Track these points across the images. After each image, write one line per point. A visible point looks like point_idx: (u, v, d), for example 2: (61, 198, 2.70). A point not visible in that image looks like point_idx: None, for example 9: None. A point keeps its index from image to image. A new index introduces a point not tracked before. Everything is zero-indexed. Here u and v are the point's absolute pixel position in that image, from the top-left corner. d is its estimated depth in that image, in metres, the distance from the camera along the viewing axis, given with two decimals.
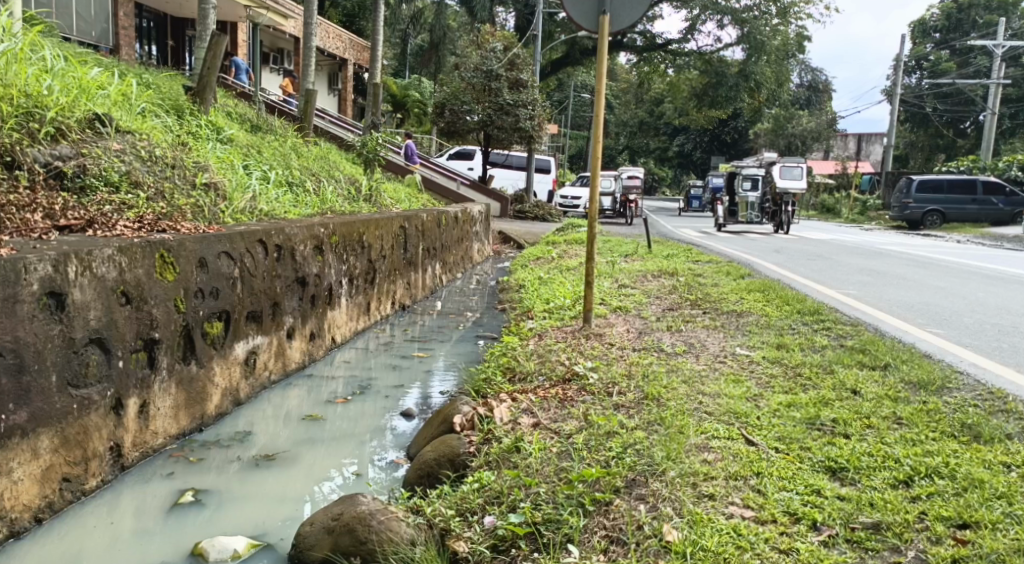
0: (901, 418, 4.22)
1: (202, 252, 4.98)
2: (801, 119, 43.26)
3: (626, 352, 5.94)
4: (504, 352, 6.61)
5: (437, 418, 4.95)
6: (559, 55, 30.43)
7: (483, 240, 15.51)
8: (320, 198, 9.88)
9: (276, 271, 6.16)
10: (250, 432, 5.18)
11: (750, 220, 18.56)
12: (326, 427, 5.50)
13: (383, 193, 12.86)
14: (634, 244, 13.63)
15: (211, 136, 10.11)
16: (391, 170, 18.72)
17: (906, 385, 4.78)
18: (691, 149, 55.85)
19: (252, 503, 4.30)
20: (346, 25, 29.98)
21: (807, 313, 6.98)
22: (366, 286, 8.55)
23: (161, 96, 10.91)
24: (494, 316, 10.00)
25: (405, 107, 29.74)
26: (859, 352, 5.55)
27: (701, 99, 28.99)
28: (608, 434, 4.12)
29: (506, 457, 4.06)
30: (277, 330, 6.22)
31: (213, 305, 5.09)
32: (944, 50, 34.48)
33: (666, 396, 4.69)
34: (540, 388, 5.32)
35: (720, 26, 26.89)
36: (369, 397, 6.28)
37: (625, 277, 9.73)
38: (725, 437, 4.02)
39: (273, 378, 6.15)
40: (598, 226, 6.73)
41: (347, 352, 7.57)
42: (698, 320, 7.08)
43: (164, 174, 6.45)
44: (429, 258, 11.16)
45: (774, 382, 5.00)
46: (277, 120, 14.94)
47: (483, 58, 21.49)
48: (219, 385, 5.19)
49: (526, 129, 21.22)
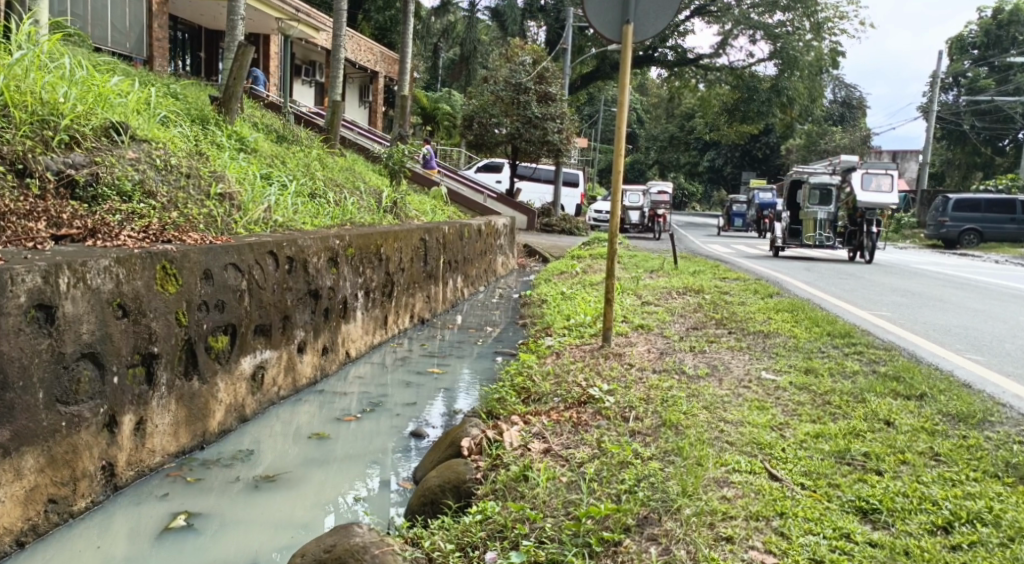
0: (937, 455, 3.96)
1: (207, 263, 4.83)
2: (835, 135, 42.69)
3: (646, 374, 5.70)
4: (520, 371, 6.40)
5: (445, 441, 4.75)
6: (590, 69, 30.26)
7: (508, 253, 15.36)
8: (341, 209, 9.75)
9: (286, 284, 6.01)
10: (252, 452, 5.00)
11: (819, 242, 15.93)
12: (333, 446, 5.31)
13: (408, 204, 12.72)
14: (661, 259, 13.39)
15: (235, 147, 10.02)
16: (417, 182, 18.63)
17: (943, 418, 4.51)
18: (722, 165, 55.36)
19: (249, 528, 4.12)
20: (378, 38, 30.05)
21: (837, 336, 6.71)
22: (383, 299, 8.38)
23: (187, 106, 10.86)
24: (516, 330, 9.79)
25: (435, 120, 29.72)
26: (892, 380, 5.27)
27: (732, 114, 28.66)
28: (622, 465, 3.89)
29: (513, 487, 3.87)
30: (287, 343, 6.06)
31: (218, 318, 4.93)
32: (982, 67, 33.84)
33: (686, 423, 4.45)
34: (555, 411, 5.11)
35: (753, 41, 26.59)
36: (380, 415, 6.09)
37: (649, 294, 9.50)
38: (748, 470, 3.77)
39: (282, 393, 5.98)
40: (620, 241, 6.48)
41: (362, 366, 7.39)
42: (722, 340, 6.82)
43: (179, 184, 6.30)
44: (450, 270, 11.00)
45: (802, 409, 4.75)
46: (305, 131, 14.89)
47: (512, 70, 21.35)
48: (222, 401, 5.03)
49: (554, 142, 21.10)
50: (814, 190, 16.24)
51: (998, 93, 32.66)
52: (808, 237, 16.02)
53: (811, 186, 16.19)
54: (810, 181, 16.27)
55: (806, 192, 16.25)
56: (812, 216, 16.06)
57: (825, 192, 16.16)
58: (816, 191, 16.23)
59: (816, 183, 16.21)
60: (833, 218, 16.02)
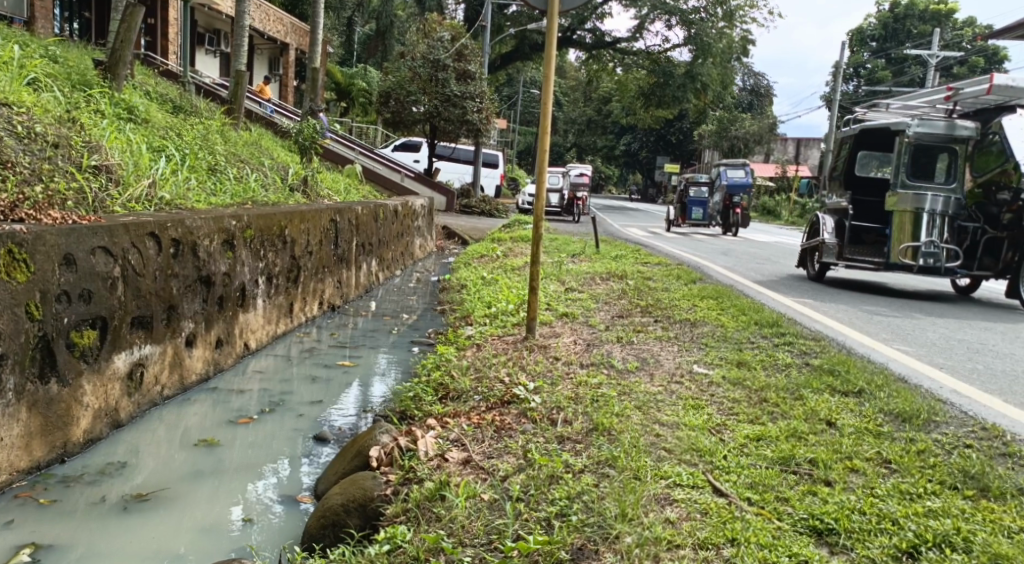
0: (888, 462, 3.61)
1: (68, 247, 4.39)
2: (745, 121, 42.02)
3: (573, 369, 5.26)
4: (436, 365, 5.90)
5: (350, 449, 4.23)
6: (509, 49, 29.80)
7: (425, 235, 14.78)
8: (241, 187, 9.06)
9: (171, 270, 5.44)
10: (127, 463, 4.55)
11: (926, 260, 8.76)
12: (221, 455, 4.79)
13: (318, 182, 12.05)
14: (582, 243, 12.99)
15: (120, 117, 9.24)
16: (329, 159, 17.85)
17: (886, 417, 4.14)
18: (637, 149, 55.73)
19: (110, 562, 3.66)
20: (289, 9, 28.94)
21: (765, 325, 6.37)
22: (288, 285, 7.74)
23: (66, 70, 9.99)
24: (433, 317, 9.23)
25: (350, 96, 28.80)
26: (828, 374, 4.91)
27: (648, 98, 28.54)
28: (551, 480, 3.43)
29: (427, 508, 3.39)
30: (172, 337, 5.50)
31: (82, 310, 4.49)
32: (880, 58, 34.60)
33: (619, 427, 4.01)
34: (475, 413, 4.64)
35: (668, 26, 26.54)
36: (280, 414, 5.53)
37: (571, 279, 9.09)
38: (691, 485, 3.35)
39: (166, 393, 5.42)
40: (545, 224, 6.01)
41: (264, 359, 6.78)
42: (650, 330, 6.44)
43: (43, 154, 5.94)
44: (364, 253, 10.35)
45: (738, 408, 4.38)
46: (205, 101, 14.01)
47: (430, 47, 20.62)
48: (89, 406, 4.55)
49: (473, 122, 20.45)
50: (916, 154, 9.05)
51: (895, 84, 33.47)
52: (902, 249, 8.86)
53: (906, 144, 9.01)
54: (907, 132, 8.97)
55: (900, 151, 9.07)
56: (914, 207, 8.83)
57: (929, 155, 9.04)
58: (917, 153, 9.04)
59: (919, 137, 8.95)
60: (953, 210, 8.81)
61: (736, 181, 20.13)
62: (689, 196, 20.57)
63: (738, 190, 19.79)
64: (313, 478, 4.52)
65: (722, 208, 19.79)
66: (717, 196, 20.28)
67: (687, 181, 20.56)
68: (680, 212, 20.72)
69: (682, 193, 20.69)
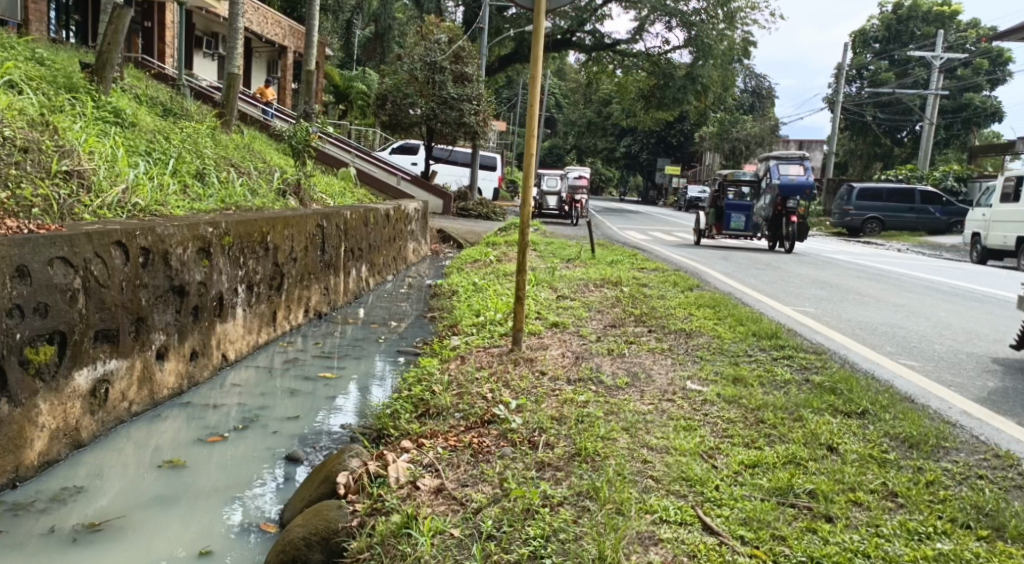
0: (895, 495, 3.35)
1: (22, 258, 4.20)
2: (746, 123, 41.85)
3: (560, 386, 4.99)
4: (420, 380, 5.65)
5: (319, 474, 3.98)
6: (508, 51, 29.59)
7: (420, 240, 14.53)
8: (226, 191, 8.82)
9: (139, 280, 5.19)
10: (84, 488, 4.33)
11: None
12: (186, 479, 4.55)
13: (311, 186, 11.82)
14: (578, 248, 12.74)
15: (105, 121, 9.03)
16: (324, 162, 17.64)
17: (892, 442, 3.88)
18: (638, 151, 55.49)
19: None
20: (287, 12, 28.77)
21: (763, 336, 6.11)
22: (271, 293, 7.48)
23: (52, 72, 9.78)
24: (422, 325, 8.95)
25: (348, 98, 28.62)
26: (829, 393, 4.64)
27: (648, 101, 28.28)
28: (526, 514, 3.24)
29: (393, 544, 3.21)
30: (142, 350, 5.25)
31: (37, 325, 4.28)
32: (883, 60, 34.32)
33: (604, 452, 3.76)
34: (453, 434, 4.40)
35: (669, 28, 26.30)
36: (253, 431, 5.29)
37: (565, 286, 8.84)
38: (678, 522, 3.15)
39: (135, 409, 5.18)
40: (531, 231, 5.76)
41: (242, 371, 6.51)
42: (642, 342, 6.18)
43: (12, 159, 5.74)
44: (353, 259, 10.08)
45: (733, 429, 4.12)
46: (196, 104, 13.79)
47: (427, 49, 20.35)
48: (45, 427, 4.35)
49: (470, 124, 20.16)
50: None
51: (898, 86, 33.18)
52: None
53: None
54: None
55: None
56: None
57: None
58: None
59: None
60: None
61: (791, 179, 14.72)
62: (725, 200, 15.51)
63: (795, 189, 14.61)
64: (275, 508, 4.31)
65: (772, 215, 14.82)
66: (764, 199, 15.21)
67: (725, 180, 15.55)
68: (715, 221, 15.76)
69: (717, 194, 15.70)
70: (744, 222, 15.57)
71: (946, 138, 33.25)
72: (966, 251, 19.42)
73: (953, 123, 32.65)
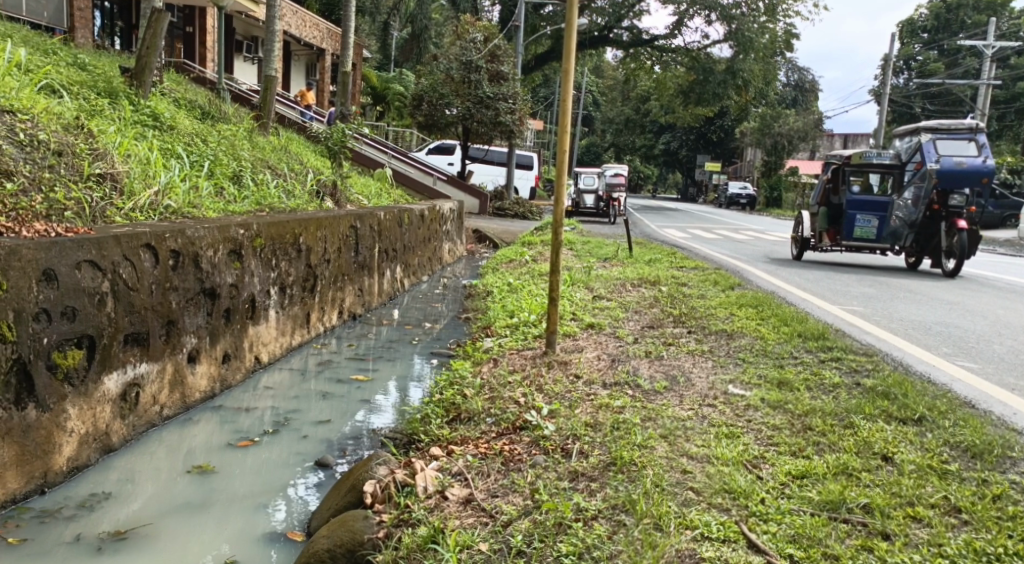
0: (958, 511, 3.16)
1: (48, 262, 4.16)
2: (789, 117, 40.94)
3: (595, 391, 4.83)
4: (452, 384, 5.54)
5: (346, 483, 3.90)
6: (545, 49, 29.41)
7: (456, 239, 14.44)
8: (260, 192, 8.77)
9: (169, 283, 5.13)
10: (112, 494, 4.29)
11: None
12: (214, 485, 4.48)
13: (347, 187, 11.79)
14: (615, 247, 12.55)
15: (143, 124, 9.04)
16: (360, 162, 17.61)
17: (952, 452, 3.68)
18: (677, 148, 54.95)
19: None
20: (325, 15, 28.92)
21: (809, 338, 5.88)
22: (304, 295, 7.40)
23: (92, 78, 9.84)
24: (456, 326, 8.83)
25: (385, 99, 28.68)
26: (882, 398, 4.43)
27: (687, 97, 27.93)
28: (558, 529, 3.16)
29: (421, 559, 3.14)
30: (173, 354, 5.19)
31: (65, 329, 4.23)
32: (932, 50, 33.59)
33: (641, 461, 3.62)
34: (483, 440, 4.28)
35: (708, 22, 25.93)
36: (283, 436, 5.20)
37: (602, 286, 8.67)
38: (721, 539, 3.02)
39: (166, 412, 5.11)
40: (565, 231, 5.61)
41: (275, 374, 6.42)
42: (682, 344, 5.99)
43: (46, 162, 5.73)
44: (387, 260, 9.99)
45: (779, 437, 3.95)
46: (235, 106, 13.85)
47: (463, 48, 20.26)
48: (74, 432, 4.30)
49: (507, 123, 20.04)
50: None
51: (947, 77, 32.37)
52: None
53: None
54: None
55: None
56: None
57: None
58: None
59: None
60: None
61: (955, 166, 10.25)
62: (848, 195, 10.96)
63: (961, 180, 10.20)
64: (302, 517, 4.21)
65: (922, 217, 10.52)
66: (910, 194, 10.63)
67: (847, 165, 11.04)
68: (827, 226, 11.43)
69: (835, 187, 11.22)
70: (875, 228, 10.90)
71: (999, 129, 32.41)
72: (1020, 245, 18.86)
73: (1006, 114, 31.83)
